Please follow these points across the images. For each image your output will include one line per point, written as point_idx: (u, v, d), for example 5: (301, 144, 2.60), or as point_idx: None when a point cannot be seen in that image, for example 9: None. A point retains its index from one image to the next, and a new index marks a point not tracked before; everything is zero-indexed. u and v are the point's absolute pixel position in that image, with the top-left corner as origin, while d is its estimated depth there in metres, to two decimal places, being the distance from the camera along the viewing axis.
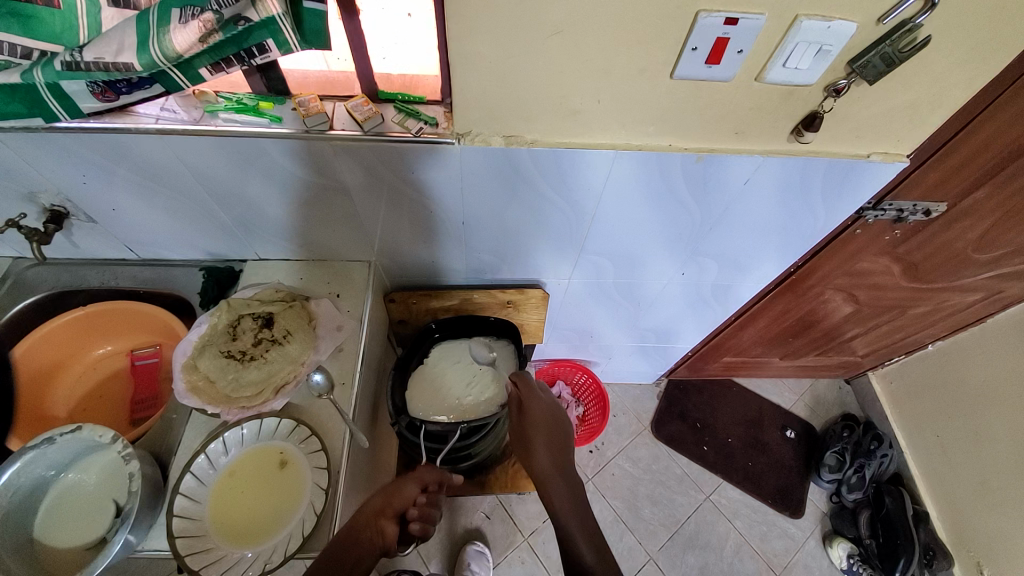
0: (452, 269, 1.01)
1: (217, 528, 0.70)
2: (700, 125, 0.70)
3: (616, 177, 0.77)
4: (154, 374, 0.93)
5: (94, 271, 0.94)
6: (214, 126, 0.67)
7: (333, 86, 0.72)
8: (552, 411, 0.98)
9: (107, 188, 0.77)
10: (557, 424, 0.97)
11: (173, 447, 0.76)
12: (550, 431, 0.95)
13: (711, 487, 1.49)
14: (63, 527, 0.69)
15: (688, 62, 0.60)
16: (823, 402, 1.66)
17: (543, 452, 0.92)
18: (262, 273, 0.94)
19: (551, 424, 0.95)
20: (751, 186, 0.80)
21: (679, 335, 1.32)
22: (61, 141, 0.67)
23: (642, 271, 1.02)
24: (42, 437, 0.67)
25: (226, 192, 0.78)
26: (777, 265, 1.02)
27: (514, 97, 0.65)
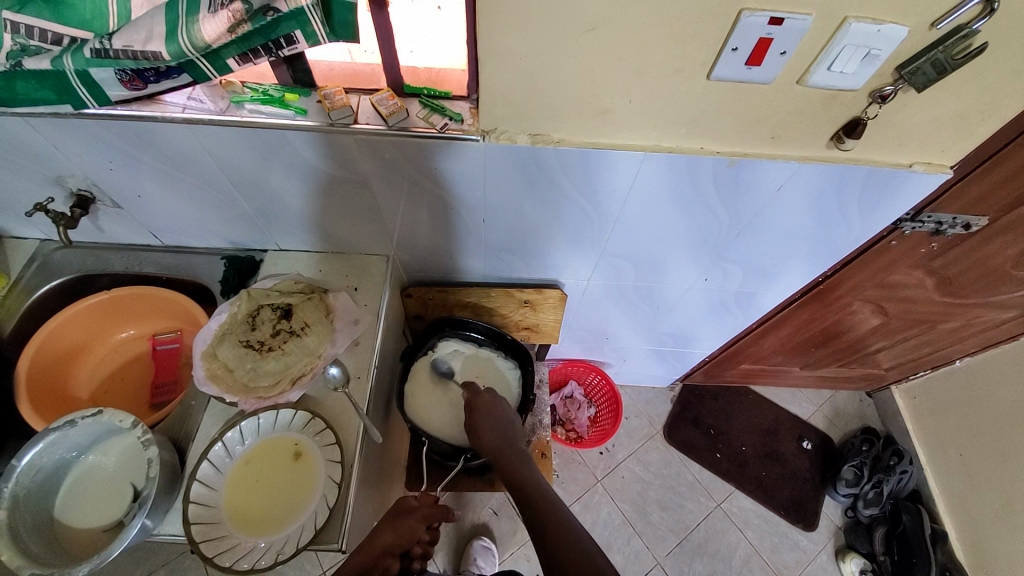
0: (469, 266, 1.00)
1: (232, 516, 0.70)
2: (734, 128, 0.68)
3: (643, 180, 0.75)
4: (175, 360, 0.95)
5: (118, 255, 0.95)
6: (240, 116, 0.67)
7: (359, 79, 0.71)
8: (498, 399, 0.95)
9: (132, 175, 0.77)
10: (503, 407, 0.94)
11: (191, 434, 0.77)
12: (497, 415, 0.92)
13: (722, 495, 1.47)
14: (82, 508, 0.70)
15: (726, 63, 0.57)
16: (842, 414, 1.62)
17: (487, 432, 0.89)
18: (282, 264, 0.94)
19: (496, 409, 0.93)
20: (784, 193, 0.77)
21: (698, 340, 1.29)
22: (90, 127, 0.68)
23: (663, 275, 0.99)
24: (64, 419, 0.68)
25: (249, 182, 0.78)
26: (804, 274, 0.99)
27: (543, 95, 0.63)
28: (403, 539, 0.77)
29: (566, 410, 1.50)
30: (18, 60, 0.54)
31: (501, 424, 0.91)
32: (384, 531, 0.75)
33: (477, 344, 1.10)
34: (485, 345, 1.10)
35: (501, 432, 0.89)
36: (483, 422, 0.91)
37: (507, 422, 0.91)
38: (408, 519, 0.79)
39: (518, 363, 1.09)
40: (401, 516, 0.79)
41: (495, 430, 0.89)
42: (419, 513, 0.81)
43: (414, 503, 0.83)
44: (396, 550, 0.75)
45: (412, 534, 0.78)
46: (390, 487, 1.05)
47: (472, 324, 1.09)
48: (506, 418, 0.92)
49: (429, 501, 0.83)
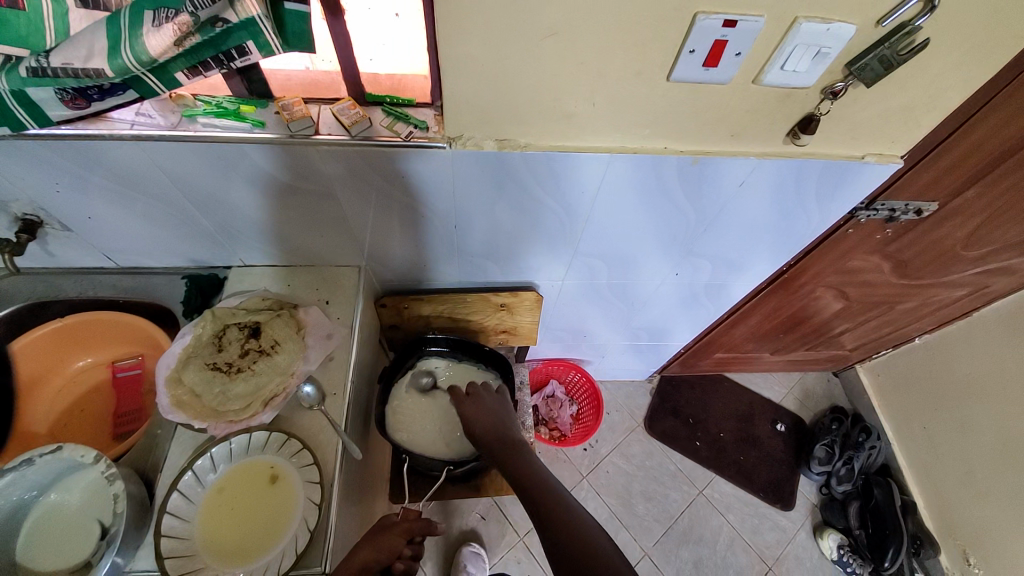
0: (443, 273, 0.99)
1: (208, 548, 0.68)
2: (697, 127, 0.69)
3: (611, 180, 0.75)
4: (138, 387, 0.90)
5: (71, 281, 0.90)
6: (192, 130, 0.64)
7: (317, 88, 0.69)
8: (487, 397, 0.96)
9: (81, 197, 0.73)
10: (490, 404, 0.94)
11: (159, 463, 0.74)
12: (490, 408, 0.93)
13: (704, 482, 1.51)
14: (49, 549, 0.66)
15: (685, 64, 0.58)
16: (812, 395, 1.69)
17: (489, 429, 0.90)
18: (248, 281, 0.91)
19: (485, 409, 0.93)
20: (747, 188, 0.79)
21: (672, 333, 1.31)
22: (31, 149, 0.64)
23: (636, 271, 1.01)
24: (21, 458, 0.65)
25: (207, 199, 0.75)
26: (771, 264, 1.02)
27: (507, 100, 0.63)
28: (383, 555, 0.75)
29: (548, 410, 1.51)
30: None
31: (492, 416, 0.91)
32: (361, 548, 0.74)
33: (459, 359, 1.10)
34: (465, 359, 1.10)
35: (495, 422, 0.90)
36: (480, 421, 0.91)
37: (498, 412, 0.93)
38: (389, 534, 0.78)
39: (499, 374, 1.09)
40: (384, 531, 0.78)
41: (487, 423, 0.90)
42: (400, 526, 0.80)
43: (395, 518, 0.81)
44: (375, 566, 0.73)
45: (393, 549, 0.76)
46: (373, 501, 1.03)
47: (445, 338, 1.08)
48: (497, 407, 0.93)
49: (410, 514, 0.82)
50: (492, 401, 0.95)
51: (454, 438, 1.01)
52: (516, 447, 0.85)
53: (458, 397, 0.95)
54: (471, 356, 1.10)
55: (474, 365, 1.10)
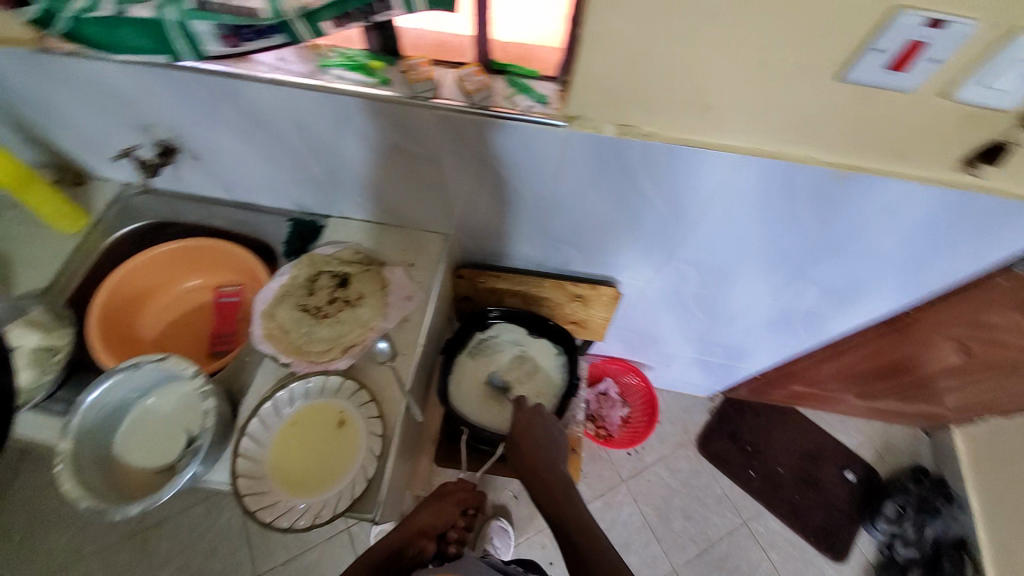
0: (525, 253, 0.97)
1: (274, 474, 0.72)
2: (850, 138, 0.61)
3: (733, 184, 0.69)
4: (234, 313, 0.96)
5: (192, 207, 0.97)
6: (324, 80, 0.65)
7: (446, 51, 0.67)
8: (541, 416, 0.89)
9: (213, 130, 0.78)
10: (542, 424, 0.89)
11: (244, 388, 0.79)
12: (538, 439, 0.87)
13: (750, 513, 1.42)
14: (140, 447, 0.74)
15: (867, 66, 0.51)
16: (893, 450, 1.52)
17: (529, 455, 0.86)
18: (341, 232, 0.94)
19: (534, 425, 0.88)
20: (887, 215, 0.70)
21: (750, 355, 1.23)
22: (180, 79, 0.68)
23: (730, 286, 0.94)
24: (130, 361, 0.71)
25: (320, 146, 0.77)
26: (888, 301, 0.91)
27: (641, 85, 0.59)
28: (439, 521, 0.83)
29: (597, 406, 1.46)
30: (125, 6, 0.54)
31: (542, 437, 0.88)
32: (421, 513, 0.82)
33: (526, 331, 1.06)
34: (531, 333, 1.06)
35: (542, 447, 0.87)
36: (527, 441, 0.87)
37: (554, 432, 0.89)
38: (444, 503, 0.84)
39: (563, 350, 1.05)
40: (440, 499, 0.85)
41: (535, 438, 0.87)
42: (455, 495, 0.86)
43: (451, 487, 0.87)
44: (431, 532, 0.82)
45: (449, 517, 0.84)
46: (421, 460, 1.06)
47: (512, 310, 1.05)
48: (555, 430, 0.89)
49: (467, 486, 0.88)
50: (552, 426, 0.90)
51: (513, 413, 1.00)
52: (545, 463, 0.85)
53: (520, 407, 0.90)
54: (536, 331, 1.06)
55: (540, 339, 1.06)
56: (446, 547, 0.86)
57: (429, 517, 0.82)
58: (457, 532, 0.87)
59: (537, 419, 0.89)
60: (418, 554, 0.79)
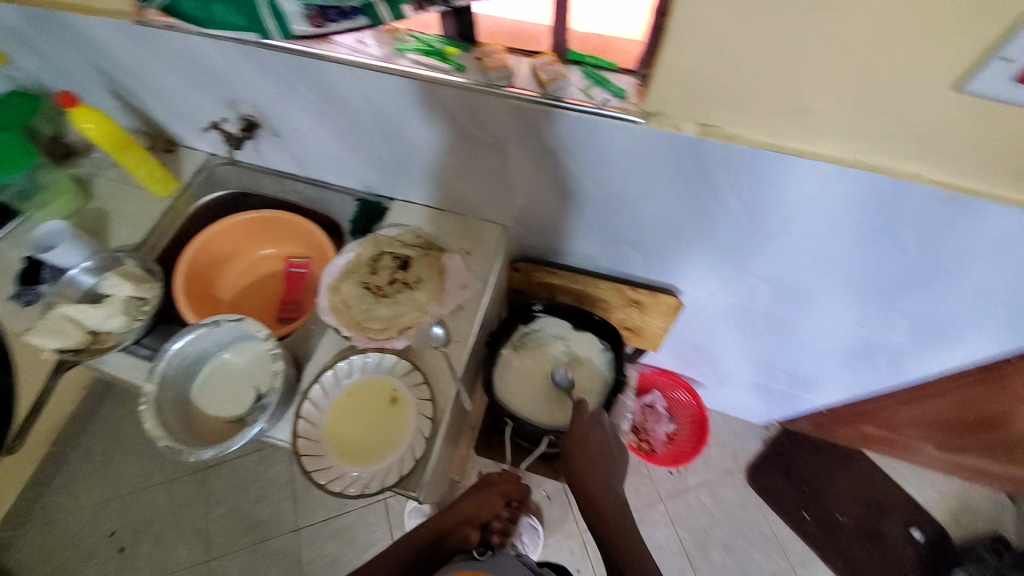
0: (584, 252, 0.95)
1: (330, 440, 0.75)
2: (970, 155, 0.54)
3: (824, 197, 0.63)
4: (301, 283, 1.01)
5: (268, 179, 1.04)
6: (400, 64, 0.67)
7: (522, 38, 0.67)
8: (599, 429, 0.86)
9: (293, 108, 0.82)
10: (598, 438, 0.85)
11: (304, 355, 0.83)
12: (593, 453, 0.84)
13: (799, 557, 1.32)
14: (213, 398, 0.79)
15: (988, 76, 0.45)
16: (976, 513, 1.35)
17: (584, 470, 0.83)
18: (405, 215, 0.96)
19: (590, 438, 0.85)
20: (1006, 248, 0.62)
21: (817, 386, 1.13)
22: (265, 57, 0.73)
23: (805, 308, 0.87)
24: (212, 317, 0.77)
25: (394, 130, 0.79)
26: (993, 344, 0.80)
27: (730, 84, 0.55)
28: (483, 510, 0.87)
29: (643, 419, 1.41)
30: None
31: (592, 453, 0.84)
32: (467, 501, 0.86)
33: (572, 325, 1.03)
34: (577, 328, 1.03)
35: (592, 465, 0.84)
36: (580, 454, 0.84)
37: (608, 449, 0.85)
38: (489, 493, 0.89)
39: (610, 347, 1.01)
40: (484, 489, 0.89)
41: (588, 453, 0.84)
42: (499, 487, 0.90)
43: (496, 478, 0.91)
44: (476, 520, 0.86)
45: (491, 506, 0.88)
46: (459, 447, 1.07)
47: (556, 304, 1.02)
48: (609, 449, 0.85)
49: (511, 477, 0.91)
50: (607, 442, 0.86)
51: (558, 407, 0.98)
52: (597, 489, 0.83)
53: (579, 415, 0.87)
54: (583, 325, 1.03)
55: (585, 334, 1.03)
56: (489, 536, 0.88)
57: (473, 505, 0.87)
58: (500, 522, 0.91)
59: (593, 434, 0.86)
60: (462, 539, 0.83)
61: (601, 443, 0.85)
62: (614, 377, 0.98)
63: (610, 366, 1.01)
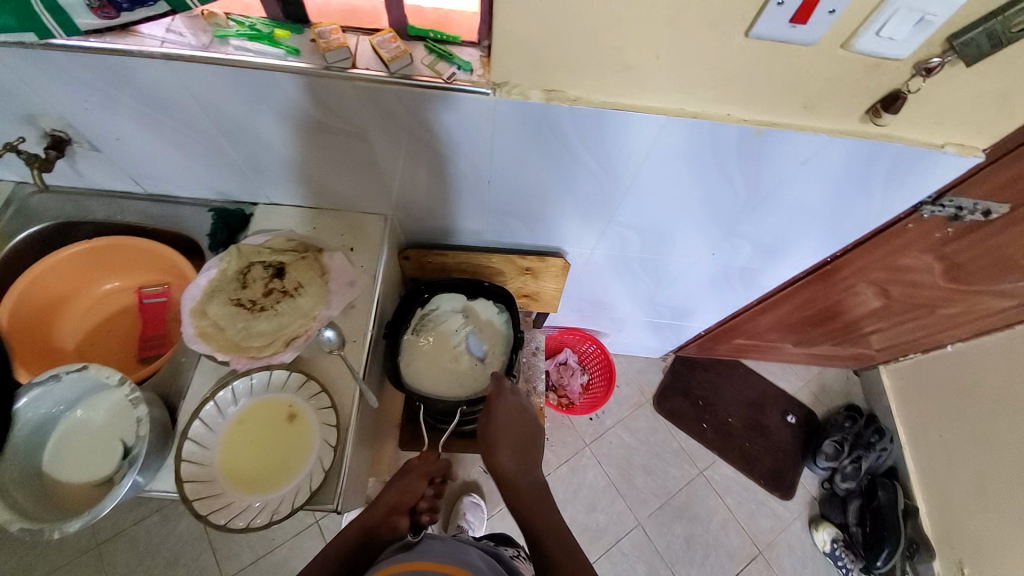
0: (470, 229, 0.96)
1: (225, 475, 0.70)
2: (766, 95, 0.63)
3: (662, 146, 0.71)
4: (163, 313, 0.91)
5: (99, 203, 0.89)
6: (225, 53, 0.60)
7: (357, 17, 0.64)
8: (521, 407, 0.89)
9: (108, 116, 0.71)
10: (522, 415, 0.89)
11: (180, 390, 0.75)
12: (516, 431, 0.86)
13: (706, 463, 1.51)
14: (73, 462, 0.68)
15: (770, 18, 0.52)
16: (829, 391, 1.65)
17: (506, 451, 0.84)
18: (273, 219, 0.89)
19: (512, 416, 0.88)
20: (808, 167, 0.74)
21: (696, 313, 1.28)
22: (59, 61, 0.61)
23: (671, 247, 0.97)
24: (48, 373, 0.66)
25: (237, 129, 0.72)
26: (812, 250, 0.96)
27: (564, 48, 0.58)
28: (407, 496, 0.82)
29: (558, 376, 1.51)
30: None
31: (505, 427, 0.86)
32: (388, 492, 0.82)
33: (466, 296, 1.04)
34: (471, 297, 1.04)
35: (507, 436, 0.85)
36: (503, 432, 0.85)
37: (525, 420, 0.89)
38: (410, 478, 0.85)
39: (504, 308, 1.03)
40: (404, 477, 0.85)
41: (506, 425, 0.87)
42: (422, 469, 0.87)
43: (414, 462, 0.87)
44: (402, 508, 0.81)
45: (415, 489, 0.84)
46: (383, 446, 1.06)
47: (445, 279, 1.02)
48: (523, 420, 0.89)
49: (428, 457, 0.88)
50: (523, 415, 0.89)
51: (466, 376, 0.98)
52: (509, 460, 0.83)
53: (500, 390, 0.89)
54: (475, 294, 1.04)
55: (479, 302, 1.04)
56: (419, 519, 0.81)
57: (397, 494, 0.82)
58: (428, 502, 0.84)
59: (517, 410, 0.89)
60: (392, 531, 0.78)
61: (519, 417, 0.88)
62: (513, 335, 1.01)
63: (508, 325, 1.03)
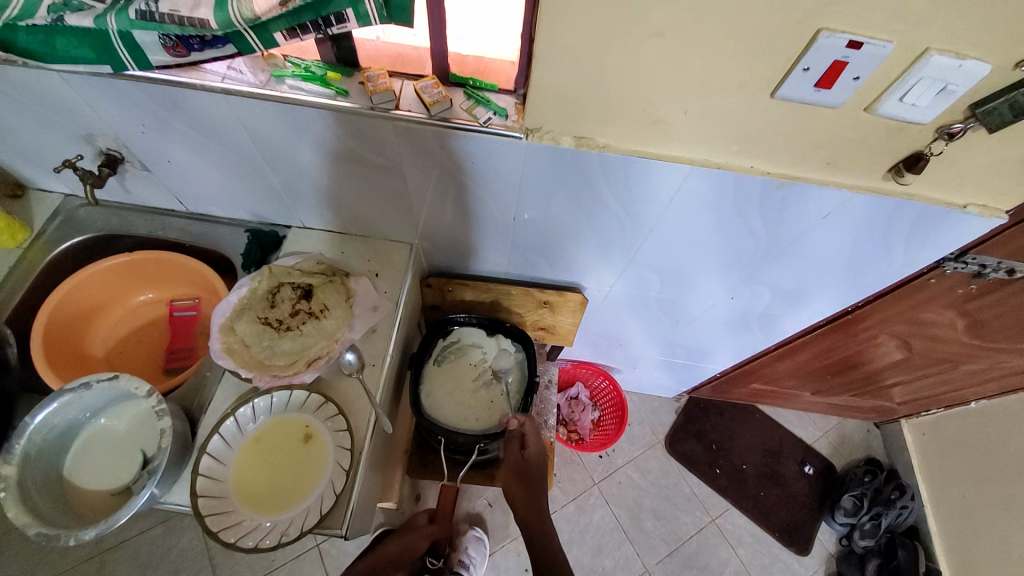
0: (493, 262, 0.99)
1: (239, 492, 0.70)
2: (789, 151, 0.65)
3: (684, 194, 0.73)
4: (190, 328, 0.94)
5: (142, 218, 0.93)
6: (279, 90, 0.65)
7: (405, 62, 0.68)
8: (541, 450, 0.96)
9: (164, 140, 0.76)
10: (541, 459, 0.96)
11: (203, 404, 0.77)
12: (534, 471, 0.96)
13: (718, 511, 1.46)
14: (93, 468, 0.70)
15: (795, 82, 0.55)
16: (848, 442, 1.60)
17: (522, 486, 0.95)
18: (304, 242, 0.93)
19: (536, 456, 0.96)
20: (829, 221, 0.75)
21: (711, 355, 1.27)
22: (125, 88, 0.66)
23: (689, 289, 0.98)
24: (79, 380, 0.68)
25: (280, 157, 0.76)
26: (833, 300, 0.97)
27: (595, 100, 0.61)
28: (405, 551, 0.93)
29: (569, 411, 1.49)
30: (60, 16, 0.52)
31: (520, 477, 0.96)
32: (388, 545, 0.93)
33: (486, 332, 1.06)
34: (492, 334, 1.06)
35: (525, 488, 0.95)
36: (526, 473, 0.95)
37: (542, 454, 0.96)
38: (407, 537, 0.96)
39: (521, 349, 1.05)
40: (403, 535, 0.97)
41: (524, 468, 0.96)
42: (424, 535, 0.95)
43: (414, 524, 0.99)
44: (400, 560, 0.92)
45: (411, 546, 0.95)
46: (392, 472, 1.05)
47: (468, 317, 1.04)
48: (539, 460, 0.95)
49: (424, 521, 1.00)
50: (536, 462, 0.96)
51: (484, 410, 0.99)
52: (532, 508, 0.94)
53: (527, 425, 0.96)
54: (494, 331, 1.06)
55: (500, 340, 1.06)
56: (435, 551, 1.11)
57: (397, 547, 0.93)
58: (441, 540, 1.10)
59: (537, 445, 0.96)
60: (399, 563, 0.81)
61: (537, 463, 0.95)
62: (529, 378, 1.02)
63: (524, 366, 1.04)
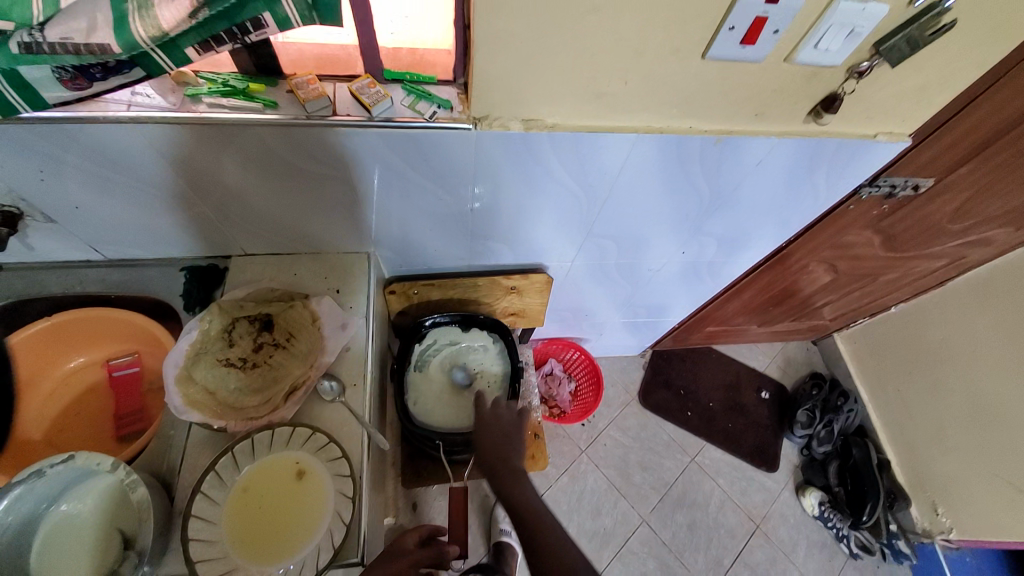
0: (453, 258, 0.97)
1: (237, 548, 0.64)
2: (723, 106, 0.69)
3: (633, 160, 0.75)
4: (137, 386, 0.86)
5: (54, 275, 0.82)
6: (197, 111, 0.59)
7: (334, 64, 0.64)
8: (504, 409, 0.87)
9: (68, 184, 0.67)
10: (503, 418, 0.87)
11: (174, 466, 0.71)
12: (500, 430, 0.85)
13: (695, 449, 1.57)
14: (61, 564, 0.62)
15: (723, 42, 0.58)
16: (793, 362, 1.77)
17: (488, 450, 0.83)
18: (249, 271, 0.86)
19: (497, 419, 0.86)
20: (761, 168, 0.81)
21: (670, 310, 1.35)
22: (12, 132, 0.57)
23: (645, 250, 1.02)
24: (29, 470, 0.60)
25: (208, 182, 0.69)
26: (770, 240, 1.05)
27: (539, 81, 0.61)
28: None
29: (547, 388, 1.51)
30: None
31: (502, 437, 0.85)
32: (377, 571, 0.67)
33: (461, 329, 1.06)
34: (467, 329, 1.07)
35: (508, 446, 0.83)
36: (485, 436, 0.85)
37: (515, 430, 0.86)
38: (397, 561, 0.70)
39: (499, 337, 1.08)
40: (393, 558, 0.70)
41: (499, 439, 0.84)
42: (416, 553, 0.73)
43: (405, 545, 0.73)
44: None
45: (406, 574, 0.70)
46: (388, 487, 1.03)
47: (439, 318, 1.03)
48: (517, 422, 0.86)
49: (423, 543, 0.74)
50: (515, 421, 0.87)
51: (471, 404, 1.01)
52: (520, 476, 0.79)
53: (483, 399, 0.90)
54: (470, 326, 1.07)
55: (475, 334, 1.08)
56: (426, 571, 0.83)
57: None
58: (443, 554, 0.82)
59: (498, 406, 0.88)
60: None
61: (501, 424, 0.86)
62: (512, 365, 1.04)
63: (504, 353, 1.07)
